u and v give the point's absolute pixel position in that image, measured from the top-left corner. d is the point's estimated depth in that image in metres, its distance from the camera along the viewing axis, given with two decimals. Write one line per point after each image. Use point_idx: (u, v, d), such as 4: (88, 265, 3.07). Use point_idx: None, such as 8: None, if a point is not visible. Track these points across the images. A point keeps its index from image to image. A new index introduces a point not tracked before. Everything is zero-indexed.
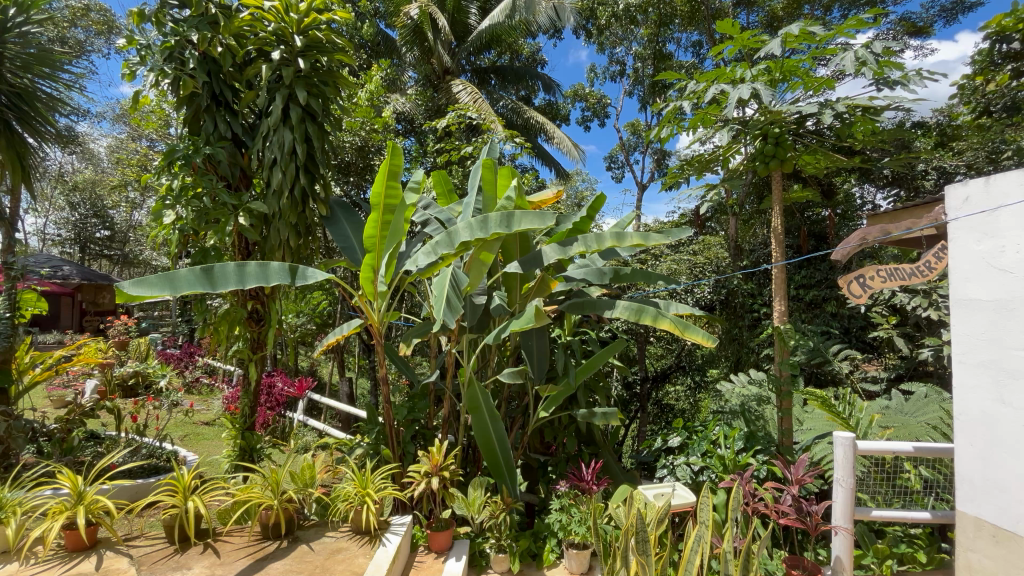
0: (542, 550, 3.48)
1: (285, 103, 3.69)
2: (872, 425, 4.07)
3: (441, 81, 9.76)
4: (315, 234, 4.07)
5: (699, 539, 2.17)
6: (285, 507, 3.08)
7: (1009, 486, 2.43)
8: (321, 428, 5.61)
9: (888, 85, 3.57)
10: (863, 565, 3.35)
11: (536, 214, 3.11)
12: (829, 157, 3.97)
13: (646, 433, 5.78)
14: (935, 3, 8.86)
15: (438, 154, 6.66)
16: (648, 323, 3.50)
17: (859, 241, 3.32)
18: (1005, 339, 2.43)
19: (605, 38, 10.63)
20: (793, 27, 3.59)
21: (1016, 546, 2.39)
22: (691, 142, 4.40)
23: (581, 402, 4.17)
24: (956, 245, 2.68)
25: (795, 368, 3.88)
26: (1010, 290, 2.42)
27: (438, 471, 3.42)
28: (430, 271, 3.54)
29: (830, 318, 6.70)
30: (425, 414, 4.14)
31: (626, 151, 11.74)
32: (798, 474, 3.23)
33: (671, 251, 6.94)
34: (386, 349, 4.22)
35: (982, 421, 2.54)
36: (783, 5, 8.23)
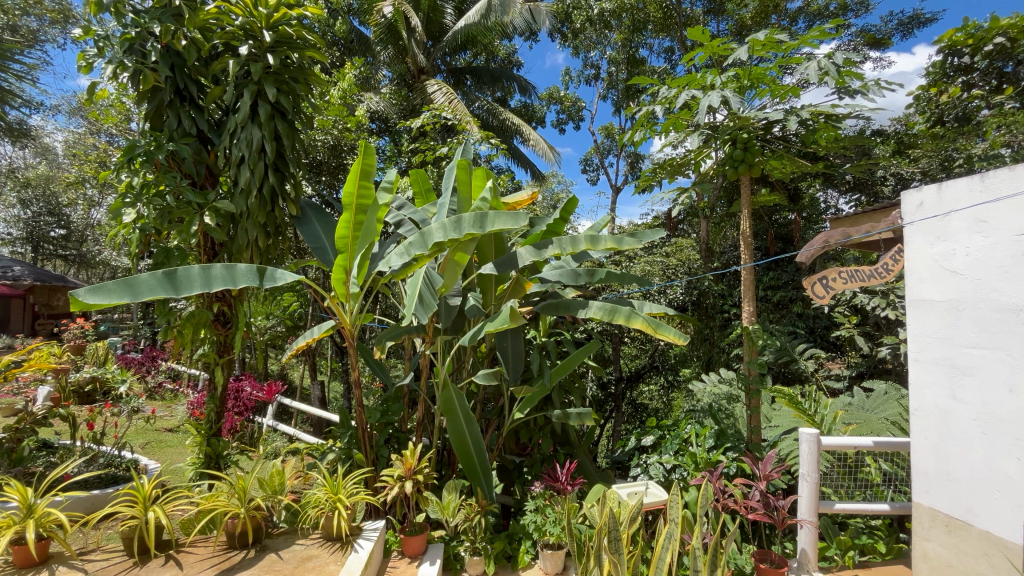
0: (517, 552, 3.48)
1: (253, 99, 3.58)
2: (836, 422, 4.23)
3: (416, 81, 9.67)
4: (285, 234, 3.97)
5: (670, 536, 2.19)
6: (252, 516, 2.98)
7: (960, 478, 2.54)
8: (291, 433, 5.45)
9: (849, 94, 3.72)
10: (827, 557, 3.46)
11: (509, 215, 3.11)
12: (795, 163, 4.10)
13: (621, 432, 5.87)
14: (893, 17, 9.29)
15: (413, 155, 6.61)
16: (621, 323, 3.53)
17: (823, 244, 3.45)
18: (957, 337, 2.56)
19: (579, 42, 10.71)
20: (760, 35, 3.67)
21: (967, 534, 2.51)
22: (664, 146, 4.49)
23: (556, 402, 4.19)
24: (912, 248, 2.81)
25: (763, 367, 3.99)
26: (960, 291, 2.54)
27: (412, 475, 3.36)
28: (404, 272, 3.50)
29: (796, 318, 6.92)
30: (399, 418, 4.10)
31: (601, 154, 11.88)
32: (766, 470, 3.34)
33: (645, 253, 7.05)
34: (360, 352, 4.14)
35: (936, 416, 2.66)
36: (751, 15, 8.49)
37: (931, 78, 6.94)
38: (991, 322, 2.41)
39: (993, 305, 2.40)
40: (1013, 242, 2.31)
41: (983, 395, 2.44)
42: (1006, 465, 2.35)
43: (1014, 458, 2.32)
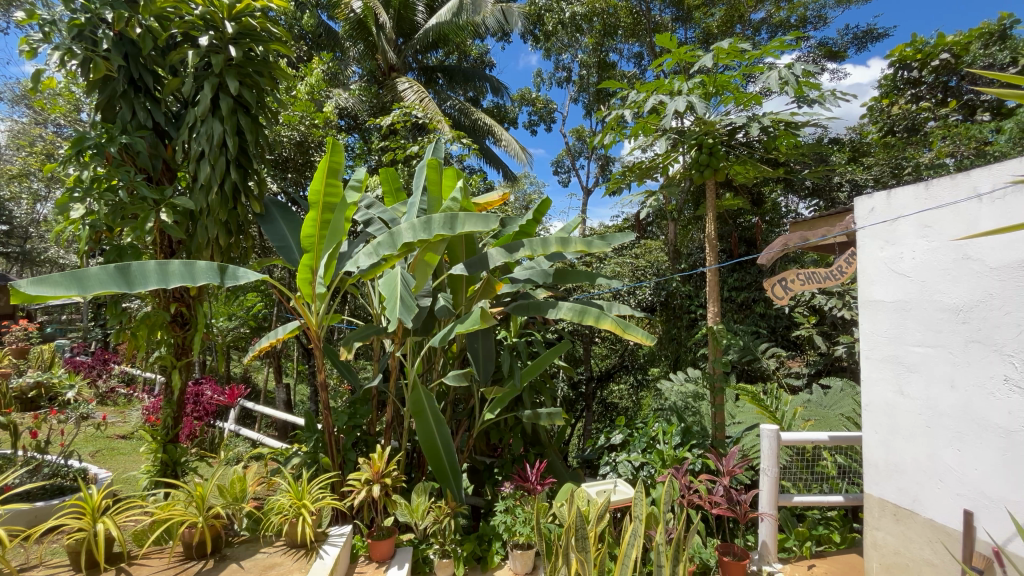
0: (486, 553, 3.47)
1: (214, 92, 3.45)
2: (796, 418, 4.41)
3: (387, 78, 9.52)
4: (248, 233, 3.85)
5: (634, 533, 2.22)
6: (210, 524, 2.87)
7: (906, 469, 2.69)
8: (255, 438, 5.27)
9: (807, 103, 3.88)
10: (786, 548, 3.59)
11: (480, 216, 3.09)
12: (757, 168, 4.25)
13: (591, 432, 5.94)
14: (849, 31, 9.73)
15: (383, 153, 6.51)
16: (591, 323, 3.57)
17: (782, 248, 3.57)
18: (904, 336, 2.70)
19: (551, 44, 10.71)
20: (725, 44, 3.79)
21: (913, 522, 2.65)
22: (633, 149, 4.57)
23: (527, 403, 4.21)
24: (863, 251, 2.95)
25: (727, 365, 4.12)
26: (908, 292, 2.68)
27: (380, 479, 3.31)
28: (374, 272, 3.44)
29: (759, 318, 7.16)
30: (368, 420, 4.03)
31: (572, 156, 12.00)
32: (729, 466, 3.44)
33: (615, 254, 7.19)
34: (327, 353, 4.05)
35: (884, 411, 2.81)
36: (717, 23, 8.72)
37: (883, 90, 7.33)
38: (934, 322, 2.55)
39: (936, 306, 2.54)
40: (955, 246, 2.46)
41: (927, 390, 2.58)
42: (947, 456, 2.49)
43: (954, 449, 2.46)
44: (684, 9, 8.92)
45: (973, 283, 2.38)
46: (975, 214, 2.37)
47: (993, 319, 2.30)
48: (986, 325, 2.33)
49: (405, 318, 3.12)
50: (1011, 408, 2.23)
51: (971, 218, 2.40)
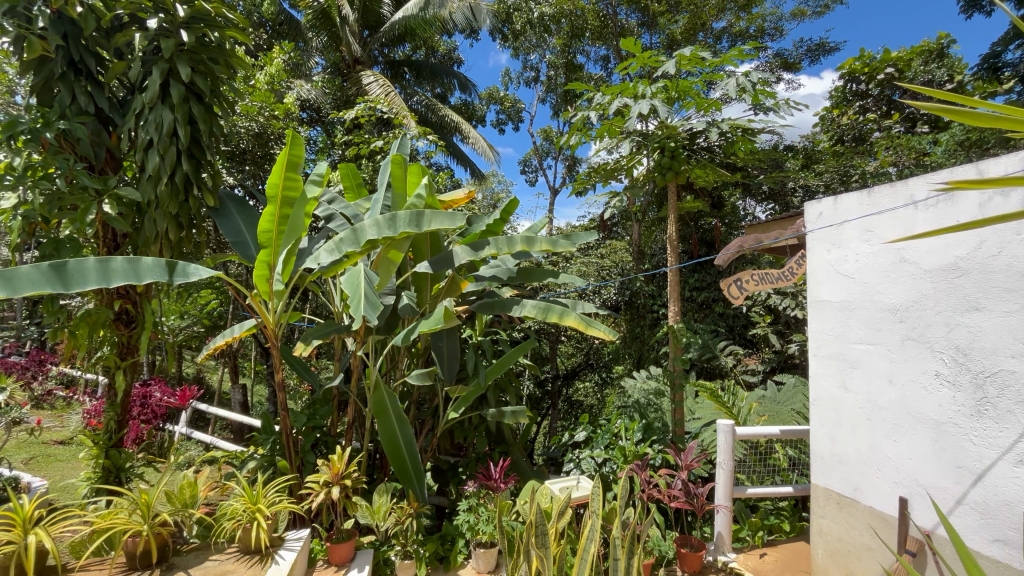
0: (449, 553, 3.45)
1: (164, 78, 3.28)
2: (751, 413, 4.60)
3: (351, 71, 9.30)
4: (200, 227, 3.68)
5: (593, 527, 2.25)
6: (157, 533, 2.73)
7: (849, 459, 2.84)
8: (208, 441, 5.05)
9: (763, 110, 4.04)
10: (740, 538, 3.75)
11: (446, 214, 3.06)
12: (717, 172, 4.40)
13: (556, 429, 6.00)
14: (803, 43, 10.19)
15: (346, 147, 6.35)
16: (555, 320, 3.61)
17: (737, 249, 3.71)
18: (848, 334, 2.85)
19: (520, 44, 10.74)
20: (687, 50, 3.88)
21: (855, 509, 2.81)
22: (599, 150, 4.63)
23: (491, 401, 4.21)
24: (812, 253, 3.09)
25: (686, 363, 4.25)
26: (852, 293, 2.83)
27: (339, 480, 3.23)
28: (335, 269, 3.35)
29: (717, 317, 7.41)
30: (328, 421, 3.94)
31: (540, 156, 12.08)
32: (688, 460, 3.57)
33: (580, 254, 7.29)
34: (285, 352, 3.91)
35: (829, 405, 2.97)
36: (681, 30, 8.95)
37: (833, 101, 7.73)
38: (874, 321, 2.71)
39: (877, 306, 2.70)
40: (893, 250, 2.62)
41: (868, 386, 2.74)
42: (885, 447, 2.64)
43: (891, 440, 2.62)
44: (650, 14, 9.12)
45: (909, 285, 2.54)
46: (911, 220, 2.53)
47: (927, 318, 2.46)
48: (920, 324, 2.48)
49: (370, 315, 3.04)
50: (942, 401, 2.39)
51: (908, 223, 2.56)
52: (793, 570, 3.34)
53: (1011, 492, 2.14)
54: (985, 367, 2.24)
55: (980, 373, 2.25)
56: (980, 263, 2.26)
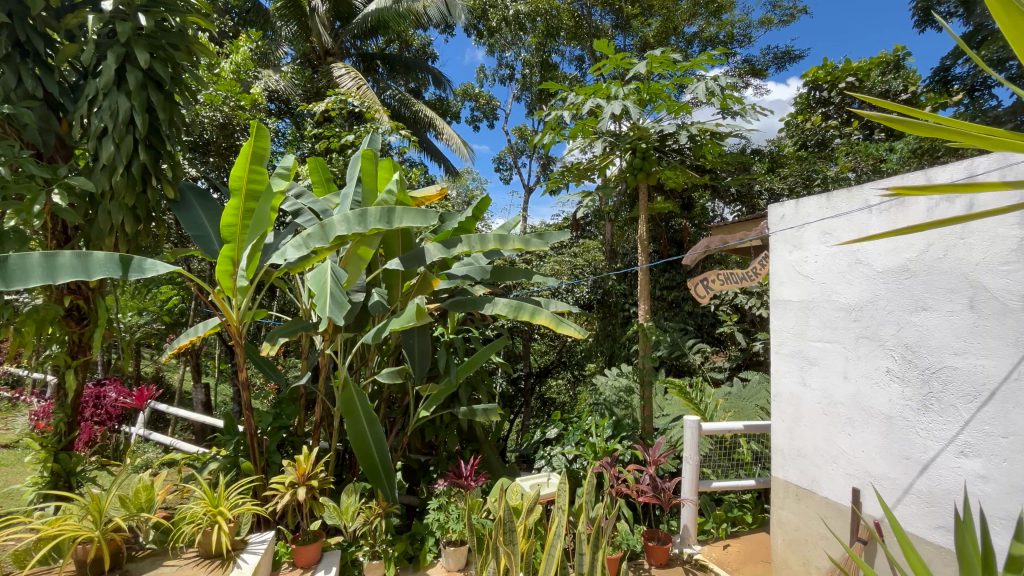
0: (419, 552, 3.43)
1: (119, 63, 3.12)
2: (718, 409, 4.74)
3: (321, 62, 9.09)
4: (158, 220, 3.53)
5: (560, 523, 2.25)
6: (109, 539, 2.61)
7: (807, 452, 2.96)
8: (167, 442, 4.86)
9: (730, 115, 4.15)
10: (705, 530, 3.86)
11: (417, 211, 3.03)
12: (686, 174, 4.50)
13: (529, 426, 6.04)
14: (770, 51, 10.50)
15: (316, 140, 6.21)
16: (526, 319, 3.63)
17: (704, 249, 3.80)
18: (807, 333, 2.97)
19: (495, 40, 10.90)
20: (658, 53, 3.95)
21: (811, 500, 2.92)
22: (572, 150, 4.68)
23: (463, 399, 4.20)
24: (775, 254, 3.20)
25: (655, 360, 4.34)
26: (811, 293, 2.95)
27: (305, 481, 3.15)
28: (302, 266, 3.27)
29: (687, 316, 7.61)
30: (295, 421, 3.85)
31: (515, 154, 12.10)
32: (655, 455, 3.65)
33: (554, 253, 7.35)
34: (250, 350, 3.80)
35: (789, 400, 3.08)
36: (653, 33, 9.06)
37: (797, 108, 8.02)
38: (831, 320, 2.82)
39: (834, 305, 2.81)
40: (848, 252, 2.73)
41: (825, 382, 2.86)
42: (840, 440, 2.76)
43: (845, 433, 2.74)
44: (624, 16, 9.22)
45: (863, 285, 2.66)
46: (866, 223, 2.64)
47: (879, 317, 2.58)
48: (873, 323, 2.60)
49: (337, 314, 2.98)
50: (892, 396, 2.52)
51: (863, 226, 2.67)
52: (753, 561, 3.46)
53: (953, 482, 2.27)
54: (931, 364, 2.36)
55: (926, 369, 2.37)
56: (927, 265, 2.38)
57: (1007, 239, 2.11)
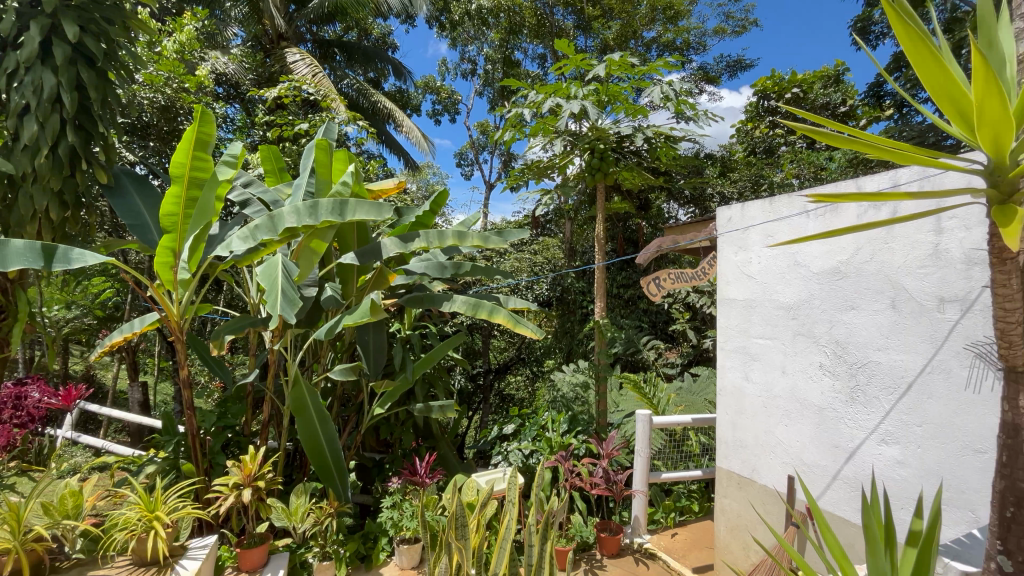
0: (371, 551, 3.40)
1: (44, 36, 2.86)
2: (669, 403, 4.93)
3: (275, 47, 8.70)
4: (89, 208, 3.28)
5: (511, 516, 2.25)
6: (29, 549, 2.41)
7: (748, 443, 3.13)
8: (100, 445, 4.56)
9: (684, 120, 4.29)
10: (655, 520, 4.02)
11: (372, 204, 2.96)
12: (642, 176, 4.63)
13: (486, 422, 6.07)
14: (723, 59, 10.93)
15: (268, 128, 5.96)
16: (484, 317, 3.62)
17: (657, 249, 3.91)
18: (750, 330, 3.13)
19: (457, 34, 10.80)
20: (616, 56, 4.03)
21: (752, 488, 3.09)
22: (532, 148, 4.70)
23: (419, 396, 4.16)
24: (722, 255, 3.35)
25: (610, 356, 4.46)
26: (754, 293, 3.11)
27: (251, 482, 3.03)
28: (250, 259, 3.14)
29: (642, 313, 7.84)
30: (241, 420, 3.70)
31: (476, 149, 12.05)
32: (609, 448, 3.76)
33: (514, 250, 7.39)
34: (193, 347, 3.61)
35: (732, 393, 3.24)
36: (614, 36, 9.24)
37: (747, 115, 8.40)
38: (772, 318, 2.99)
39: (774, 304, 2.98)
40: (788, 254, 2.90)
41: (765, 377, 3.02)
42: (777, 430, 2.93)
43: (782, 424, 2.91)
44: (585, 18, 9.36)
45: (800, 285, 2.83)
46: (803, 226, 2.81)
47: (814, 315, 2.75)
48: (809, 321, 2.78)
49: (287, 310, 2.87)
50: (824, 389, 2.70)
51: (801, 230, 2.84)
52: (699, 547, 3.64)
53: (874, 467, 2.47)
54: (858, 359, 2.54)
55: (854, 364, 2.56)
56: (856, 267, 2.57)
57: (923, 244, 2.30)
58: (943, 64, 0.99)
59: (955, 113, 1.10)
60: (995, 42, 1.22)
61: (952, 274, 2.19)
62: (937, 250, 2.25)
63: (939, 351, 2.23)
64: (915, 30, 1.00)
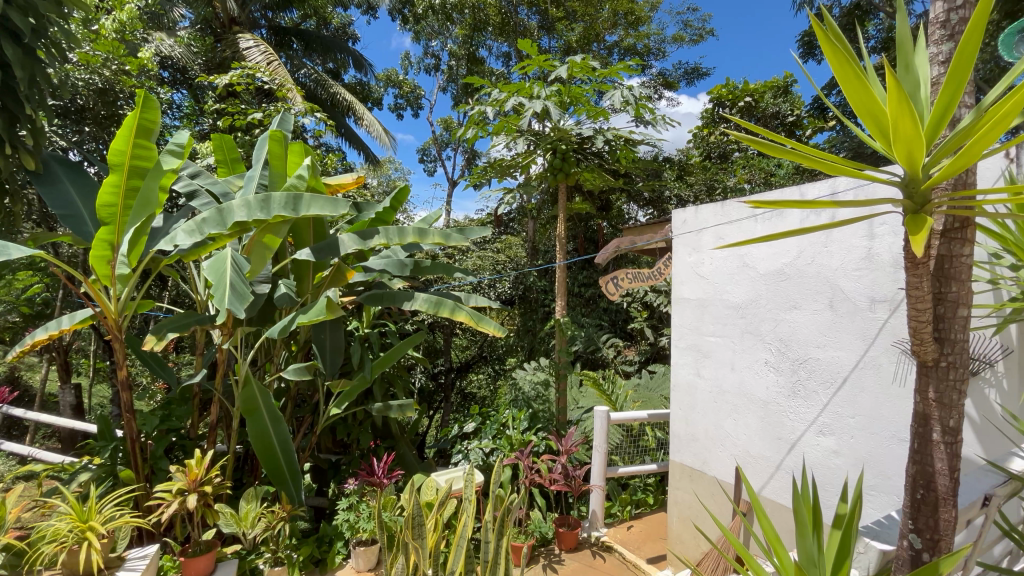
0: (326, 555, 3.32)
1: None
2: (628, 400, 5.07)
3: (226, 31, 8.31)
4: (14, 196, 3.04)
5: (467, 512, 2.25)
6: None
7: (699, 436, 3.26)
8: (26, 452, 4.22)
9: (643, 124, 4.40)
10: (612, 514, 4.13)
11: (327, 199, 2.88)
12: (603, 177, 4.72)
13: (447, 421, 6.04)
14: (682, 66, 11.29)
15: (218, 116, 5.68)
16: (445, 315, 3.59)
17: (616, 249, 3.98)
18: (702, 328, 3.27)
19: (421, 28, 10.65)
20: (578, 58, 4.08)
21: (702, 480, 3.22)
22: (494, 146, 4.69)
23: (378, 396, 4.08)
24: (677, 255, 3.46)
25: (571, 354, 4.53)
26: (706, 292, 3.25)
27: (197, 487, 2.87)
28: (197, 253, 2.98)
29: (602, 312, 8.01)
30: (187, 423, 3.53)
31: (439, 146, 11.94)
32: (568, 445, 3.82)
33: (476, 248, 7.37)
34: (131, 346, 3.39)
35: (685, 389, 3.37)
36: (576, 39, 9.38)
37: (703, 122, 8.71)
38: (722, 317, 3.12)
39: (724, 303, 3.11)
40: (737, 256, 3.04)
41: (716, 373, 3.16)
42: (726, 424, 3.07)
43: (731, 418, 3.05)
44: (549, 18, 9.43)
45: (748, 286, 2.98)
46: (752, 229, 2.95)
47: (761, 315, 2.90)
48: (755, 319, 2.92)
49: (237, 307, 2.74)
50: (769, 384, 2.84)
51: (749, 232, 2.98)
52: (653, 539, 3.77)
53: (813, 457, 2.63)
54: (799, 356, 2.70)
55: (796, 360, 2.71)
56: (798, 269, 2.72)
57: (858, 248, 2.46)
58: (867, 84, 1.07)
59: (878, 131, 1.18)
60: (911, 65, 1.32)
61: (883, 276, 2.36)
62: (870, 254, 2.42)
63: (871, 348, 2.40)
64: (841, 51, 1.07)
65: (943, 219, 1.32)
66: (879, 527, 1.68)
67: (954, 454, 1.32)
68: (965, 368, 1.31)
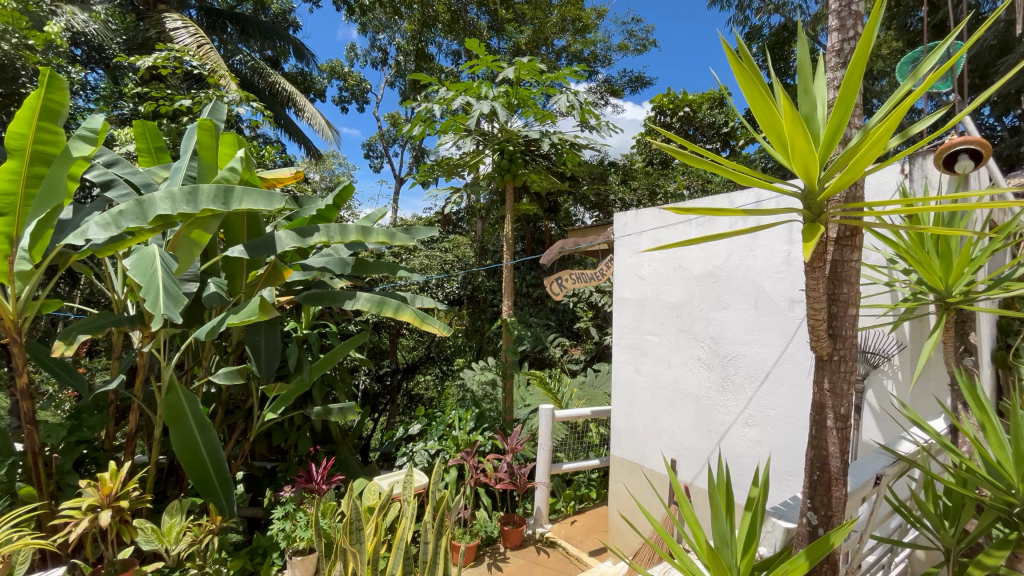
0: (259, 567, 3.18)
1: None
2: (573, 397, 5.20)
3: (151, 9, 7.70)
4: None
5: (406, 515, 2.21)
6: None
7: (638, 431, 3.39)
8: None
9: (588, 128, 4.50)
10: (556, 509, 4.23)
11: (261, 193, 2.74)
12: (549, 180, 4.81)
13: (392, 423, 5.93)
14: (626, 74, 11.70)
15: (139, 100, 5.24)
16: (389, 315, 3.51)
17: (562, 251, 4.06)
18: (641, 327, 3.41)
19: (368, 20, 10.38)
20: (525, 60, 4.11)
21: (640, 473, 3.35)
22: (441, 144, 4.64)
23: (318, 399, 3.94)
24: (618, 256, 3.59)
25: (517, 354, 4.59)
26: (645, 293, 3.39)
27: (112, 502, 2.63)
28: (113, 249, 2.74)
29: (549, 312, 8.16)
30: (101, 433, 3.25)
31: (386, 142, 11.68)
32: (513, 444, 3.87)
33: (424, 248, 7.27)
34: (32, 349, 3.06)
35: (625, 385, 3.51)
36: (525, 41, 9.49)
37: (646, 129, 9.07)
38: (660, 315, 3.28)
39: (661, 303, 3.27)
40: (673, 258, 3.19)
41: (654, 370, 3.30)
42: (663, 418, 3.22)
43: (667, 412, 3.20)
44: (499, 18, 9.44)
45: (683, 287, 3.14)
46: (686, 233, 3.10)
47: (694, 314, 3.07)
48: (690, 319, 3.09)
49: (162, 308, 2.55)
50: (701, 379, 3.01)
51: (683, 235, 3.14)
52: (595, 531, 3.89)
53: (739, 446, 2.81)
54: (728, 352, 2.88)
55: (725, 356, 2.89)
56: (727, 271, 2.90)
57: (779, 252, 2.66)
58: (770, 102, 1.16)
59: (781, 146, 1.28)
60: (810, 88, 1.43)
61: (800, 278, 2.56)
62: (790, 258, 2.62)
63: (790, 345, 2.60)
64: (747, 71, 1.16)
65: (837, 228, 1.47)
66: (786, 508, 1.82)
67: (844, 438, 1.46)
68: (855, 361, 1.45)
